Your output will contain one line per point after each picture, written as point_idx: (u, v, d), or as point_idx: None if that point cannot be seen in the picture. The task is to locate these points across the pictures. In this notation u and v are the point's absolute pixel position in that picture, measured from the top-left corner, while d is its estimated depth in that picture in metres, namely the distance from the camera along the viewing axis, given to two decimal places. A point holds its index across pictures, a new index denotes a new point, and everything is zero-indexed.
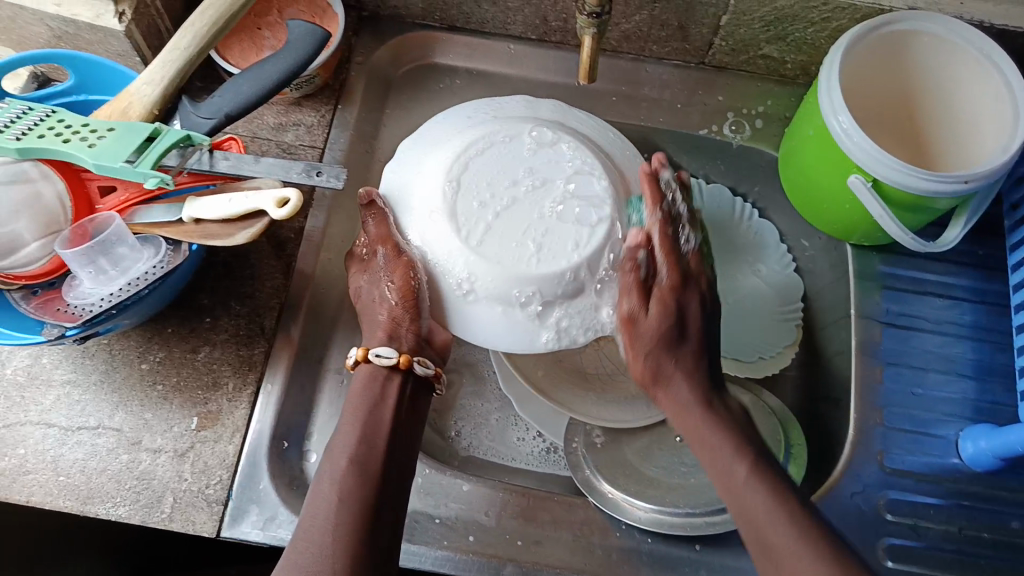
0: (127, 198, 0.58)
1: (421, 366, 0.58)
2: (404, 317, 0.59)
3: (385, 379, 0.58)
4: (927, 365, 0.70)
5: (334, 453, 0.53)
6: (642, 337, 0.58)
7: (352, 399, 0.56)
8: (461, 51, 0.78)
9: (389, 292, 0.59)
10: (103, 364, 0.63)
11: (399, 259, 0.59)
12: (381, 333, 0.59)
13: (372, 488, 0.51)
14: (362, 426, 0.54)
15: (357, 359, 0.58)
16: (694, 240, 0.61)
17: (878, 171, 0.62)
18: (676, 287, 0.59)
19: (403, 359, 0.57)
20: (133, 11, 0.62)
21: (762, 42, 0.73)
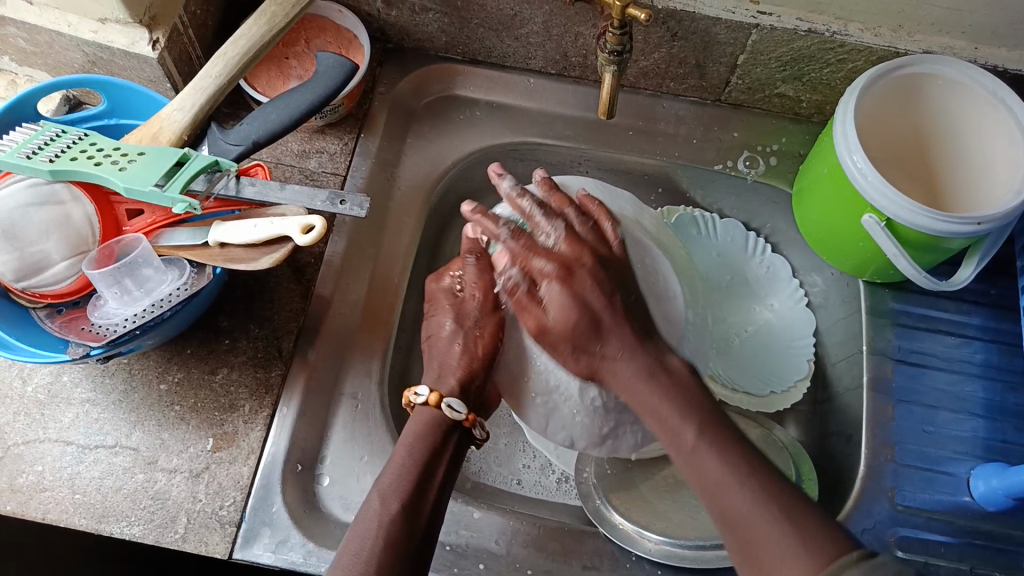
0: (153, 221, 0.60)
1: (453, 411, 0.55)
2: (477, 368, 0.57)
3: (424, 418, 0.55)
4: (938, 403, 0.70)
5: (386, 493, 0.51)
6: (547, 331, 0.54)
7: (409, 439, 0.54)
8: (482, 84, 0.80)
9: (458, 346, 0.58)
10: (123, 383, 0.64)
11: (492, 314, 0.58)
12: (455, 380, 0.57)
13: (418, 533, 0.50)
14: (415, 471, 0.52)
15: (426, 402, 0.56)
16: (559, 229, 0.56)
17: (893, 211, 0.63)
18: (562, 267, 0.54)
19: (468, 417, 0.56)
20: (166, 39, 0.64)
21: (778, 81, 0.75)
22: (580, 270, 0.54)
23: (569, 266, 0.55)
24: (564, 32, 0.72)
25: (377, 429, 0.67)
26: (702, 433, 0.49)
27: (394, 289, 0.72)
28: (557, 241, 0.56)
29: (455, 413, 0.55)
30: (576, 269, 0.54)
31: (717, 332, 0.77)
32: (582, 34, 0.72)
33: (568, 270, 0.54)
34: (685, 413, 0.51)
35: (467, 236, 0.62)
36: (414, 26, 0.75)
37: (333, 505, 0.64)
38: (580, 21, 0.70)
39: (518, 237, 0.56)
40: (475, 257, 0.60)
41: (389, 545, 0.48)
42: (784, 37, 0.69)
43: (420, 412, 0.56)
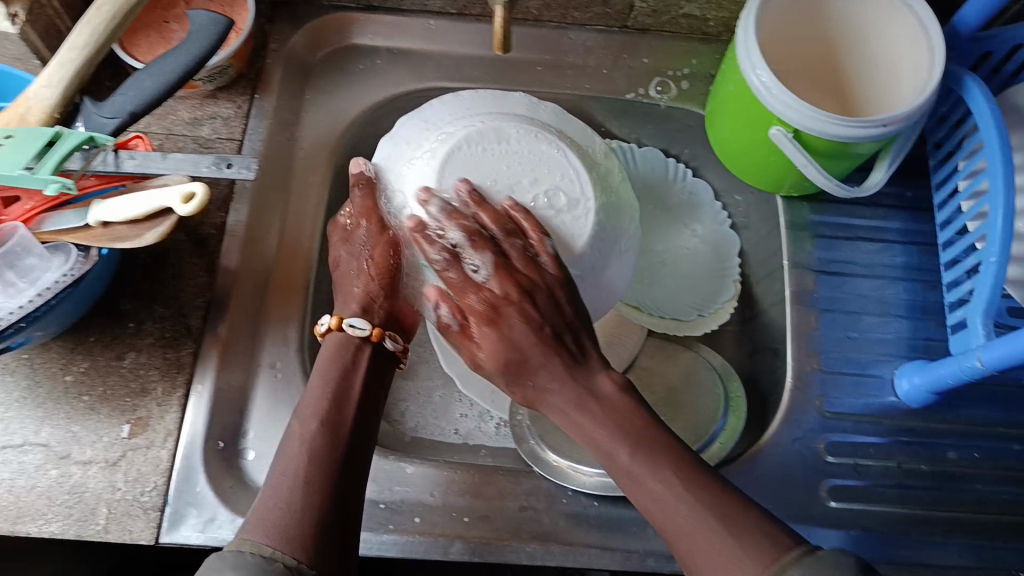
0: (33, 207, 0.54)
1: (353, 327, 0.58)
2: (375, 289, 0.61)
3: (334, 342, 0.58)
4: (860, 308, 0.70)
5: (305, 416, 0.53)
6: (482, 367, 0.56)
7: (320, 363, 0.57)
8: (380, 30, 0.76)
9: (366, 263, 0.62)
10: (25, 378, 0.61)
11: (382, 236, 0.61)
12: (355, 304, 0.61)
13: (342, 446, 0.52)
14: (333, 389, 0.55)
15: (330, 327, 0.59)
16: (491, 261, 0.56)
17: (798, 121, 0.61)
18: (511, 368, 0.55)
19: (375, 332, 0.59)
20: (27, 12, 0.59)
21: (683, 1, 0.72)
22: (508, 310, 0.55)
23: (489, 319, 0.55)
24: None
25: (300, 397, 0.66)
26: (637, 453, 0.51)
27: (305, 253, 0.70)
28: (487, 277, 0.56)
29: (357, 329, 0.58)
30: (505, 308, 0.55)
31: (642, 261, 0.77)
32: None
33: (496, 311, 0.55)
34: (607, 454, 0.53)
35: (352, 170, 0.62)
36: None
37: (260, 477, 0.63)
38: None
39: (439, 291, 0.56)
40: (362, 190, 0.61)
41: (311, 457, 0.50)
42: None
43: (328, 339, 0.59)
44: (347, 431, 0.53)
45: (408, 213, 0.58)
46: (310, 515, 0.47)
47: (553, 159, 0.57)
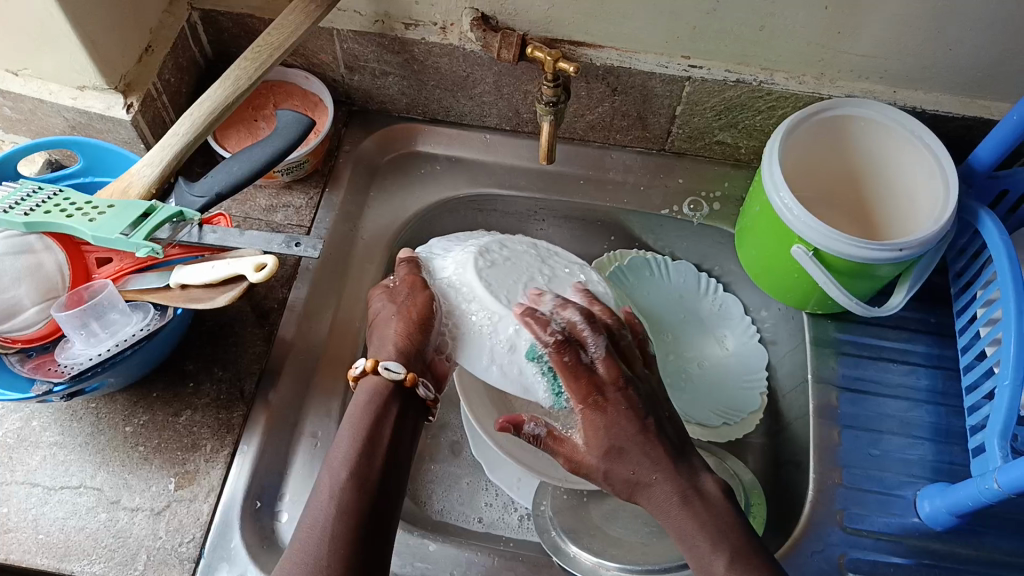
0: (123, 266, 0.63)
1: (390, 371, 0.57)
2: (413, 332, 0.61)
3: (371, 391, 0.58)
4: (885, 428, 0.72)
5: (335, 466, 0.54)
6: (584, 466, 0.58)
7: (357, 407, 0.57)
8: (441, 141, 0.85)
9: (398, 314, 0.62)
10: (89, 427, 0.67)
11: (422, 292, 0.63)
12: (390, 347, 0.60)
13: (371, 494, 0.53)
14: (363, 434, 0.55)
15: (365, 369, 0.58)
16: (603, 346, 0.60)
17: (819, 242, 0.66)
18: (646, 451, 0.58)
19: (410, 376, 0.58)
20: (140, 103, 0.69)
21: (716, 129, 0.79)
22: (611, 397, 0.59)
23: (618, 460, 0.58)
24: (513, 90, 0.78)
25: None
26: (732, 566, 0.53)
27: (355, 331, 0.75)
28: (597, 357, 0.60)
29: (392, 373, 0.57)
30: (609, 394, 0.59)
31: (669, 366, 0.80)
32: (530, 91, 0.77)
33: (601, 397, 0.58)
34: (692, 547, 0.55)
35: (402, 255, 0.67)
36: (376, 89, 0.82)
37: None
38: (526, 79, 0.76)
39: (557, 346, 0.60)
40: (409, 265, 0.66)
41: (340, 509, 0.51)
42: (715, 88, 0.74)
43: (370, 382, 0.58)
44: (372, 480, 0.54)
45: (444, 271, 0.66)
46: (332, 570, 0.49)
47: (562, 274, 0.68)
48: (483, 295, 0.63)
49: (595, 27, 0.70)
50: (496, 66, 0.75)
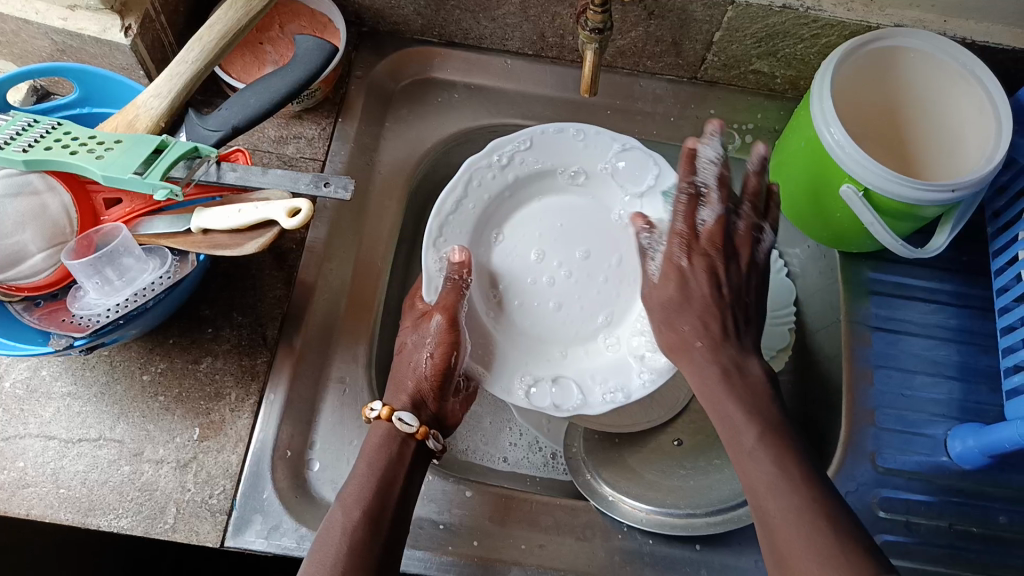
0: (132, 209, 0.59)
1: (403, 423, 0.58)
2: (430, 393, 0.61)
3: (380, 432, 0.59)
4: (914, 368, 0.72)
5: (347, 503, 0.54)
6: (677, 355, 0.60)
7: (371, 450, 0.58)
8: (459, 66, 0.79)
9: (425, 358, 0.61)
10: (104, 376, 0.63)
11: (449, 330, 0.61)
12: (405, 397, 0.60)
13: (382, 538, 0.53)
14: (378, 477, 0.56)
15: (380, 416, 0.58)
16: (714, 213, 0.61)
17: (870, 182, 0.63)
18: (714, 339, 0.57)
19: (421, 429, 0.59)
20: (138, 25, 0.63)
21: (753, 58, 0.76)
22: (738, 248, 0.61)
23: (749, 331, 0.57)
24: (540, 12, 0.72)
25: (366, 414, 0.67)
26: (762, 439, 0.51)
27: (378, 273, 0.72)
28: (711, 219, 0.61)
29: (405, 425, 0.58)
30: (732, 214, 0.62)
31: None
32: (559, 14, 0.72)
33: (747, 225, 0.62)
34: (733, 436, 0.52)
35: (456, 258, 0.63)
36: (390, 9, 0.75)
37: (324, 490, 0.64)
38: (557, 1, 0.71)
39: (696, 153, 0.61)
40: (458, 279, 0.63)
41: (352, 547, 0.51)
42: (759, 14, 0.70)
43: (377, 426, 0.59)
44: (385, 520, 0.54)
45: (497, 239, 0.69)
46: None
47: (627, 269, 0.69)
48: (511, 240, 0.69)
49: None
50: None
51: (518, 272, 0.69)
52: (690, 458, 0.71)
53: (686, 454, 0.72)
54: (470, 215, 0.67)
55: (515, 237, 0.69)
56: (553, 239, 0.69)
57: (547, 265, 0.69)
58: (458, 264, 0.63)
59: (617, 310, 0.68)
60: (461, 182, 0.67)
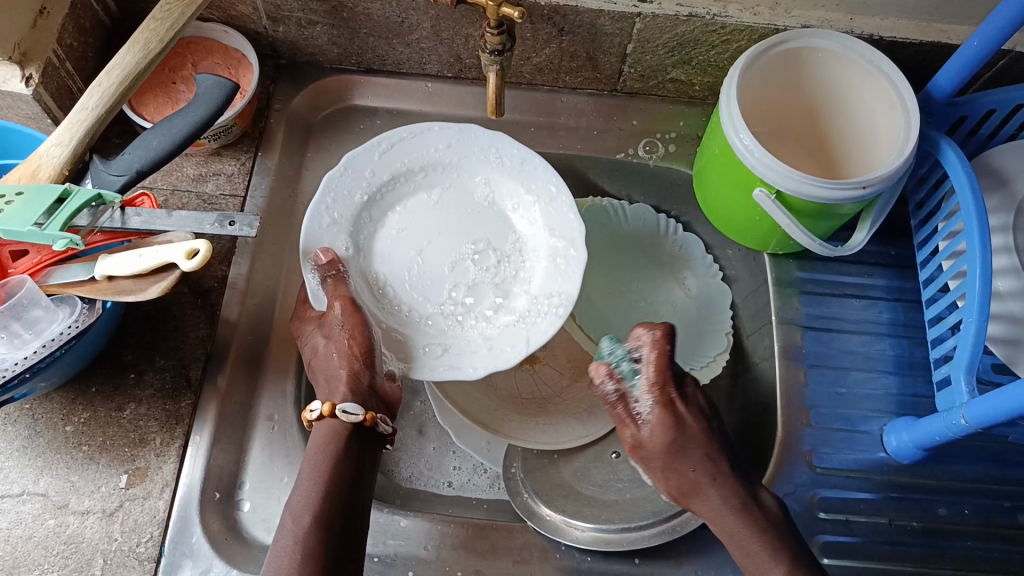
0: (40, 260, 0.58)
1: (347, 413, 0.61)
2: (359, 369, 0.64)
3: (324, 431, 0.61)
4: (848, 364, 0.72)
5: (297, 509, 0.56)
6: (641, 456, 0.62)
7: (315, 452, 0.60)
8: (380, 92, 0.79)
9: (338, 347, 0.64)
10: (26, 429, 0.62)
11: (354, 314, 0.64)
12: (342, 387, 0.63)
13: (332, 540, 0.55)
14: (324, 481, 0.58)
15: (323, 414, 0.61)
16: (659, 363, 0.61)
17: (783, 185, 0.63)
18: (704, 461, 0.61)
19: (367, 416, 0.61)
20: (41, 74, 0.63)
21: (669, 67, 0.76)
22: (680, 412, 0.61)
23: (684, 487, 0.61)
24: (453, 35, 0.73)
25: (296, 449, 0.66)
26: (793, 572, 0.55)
27: None
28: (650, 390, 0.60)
29: (350, 415, 0.61)
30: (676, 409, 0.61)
31: (619, 321, 0.77)
32: (471, 35, 0.72)
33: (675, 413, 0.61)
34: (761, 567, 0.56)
35: (321, 259, 0.64)
36: (304, 40, 0.75)
37: (256, 530, 0.63)
38: (467, 23, 0.71)
39: (333, 267, 0.64)
40: (333, 279, 0.64)
41: (303, 558, 0.54)
42: (667, 23, 0.70)
43: (319, 426, 0.61)
44: (335, 520, 0.57)
45: (395, 230, 0.70)
46: None
47: (490, 234, 0.71)
48: (411, 234, 0.70)
49: None
50: (434, 10, 0.69)
51: (397, 268, 0.69)
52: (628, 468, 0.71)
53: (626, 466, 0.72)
54: (347, 218, 0.67)
55: (403, 228, 0.70)
56: (443, 231, 0.70)
57: (431, 250, 0.69)
58: (328, 263, 0.64)
59: (502, 283, 0.69)
60: (328, 191, 0.66)
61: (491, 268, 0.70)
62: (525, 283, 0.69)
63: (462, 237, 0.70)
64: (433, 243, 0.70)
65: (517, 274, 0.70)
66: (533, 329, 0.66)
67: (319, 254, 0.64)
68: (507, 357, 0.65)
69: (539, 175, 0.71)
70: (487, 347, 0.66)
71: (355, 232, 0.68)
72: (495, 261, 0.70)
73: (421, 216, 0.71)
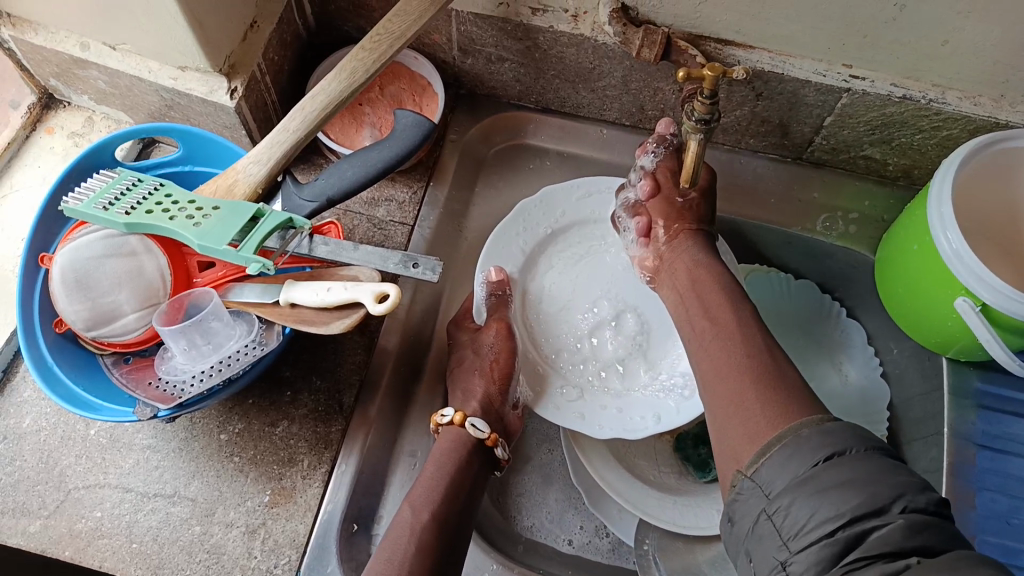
0: (223, 275, 0.59)
1: (475, 428, 0.61)
2: (495, 391, 0.65)
3: (451, 438, 0.61)
4: (1020, 493, 0.66)
5: (418, 504, 0.56)
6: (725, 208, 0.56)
7: (439, 455, 0.60)
8: (554, 133, 0.78)
9: (485, 361, 0.66)
10: (183, 432, 0.64)
11: (506, 339, 0.66)
12: (476, 403, 0.64)
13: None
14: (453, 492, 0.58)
15: (452, 421, 0.62)
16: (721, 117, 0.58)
17: (989, 297, 0.59)
18: None
19: (491, 436, 0.62)
20: (244, 88, 0.63)
21: (865, 144, 0.72)
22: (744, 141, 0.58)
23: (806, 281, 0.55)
24: (642, 86, 0.70)
25: None
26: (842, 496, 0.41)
27: None
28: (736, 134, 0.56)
29: (477, 430, 0.61)
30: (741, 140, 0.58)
31: None
32: (661, 89, 0.70)
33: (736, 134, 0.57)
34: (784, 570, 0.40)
35: (490, 279, 0.67)
36: (489, 74, 0.74)
37: None
38: (660, 77, 0.68)
39: (497, 282, 0.67)
40: (495, 298, 0.67)
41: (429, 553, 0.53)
42: (876, 103, 0.66)
43: (446, 432, 0.62)
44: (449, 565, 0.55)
45: (564, 270, 0.70)
46: None
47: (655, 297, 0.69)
48: (580, 277, 0.70)
49: (751, 26, 0.62)
50: (629, 61, 0.67)
51: (557, 303, 0.69)
52: None
53: None
54: (528, 248, 0.70)
55: (574, 267, 0.70)
56: (605, 284, 0.70)
57: (593, 296, 0.69)
58: (496, 283, 0.67)
59: (654, 349, 0.67)
60: (517, 219, 0.70)
61: (647, 329, 0.68)
62: (675, 357, 0.67)
63: (625, 291, 0.69)
64: (593, 293, 0.69)
65: (668, 347, 0.68)
66: (669, 405, 0.65)
67: (491, 271, 0.67)
68: (635, 427, 0.64)
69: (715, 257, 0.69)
70: (619, 412, 0.65)
71: (527, 258, 0.70)
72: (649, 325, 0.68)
73: (593, 262, 0.71)
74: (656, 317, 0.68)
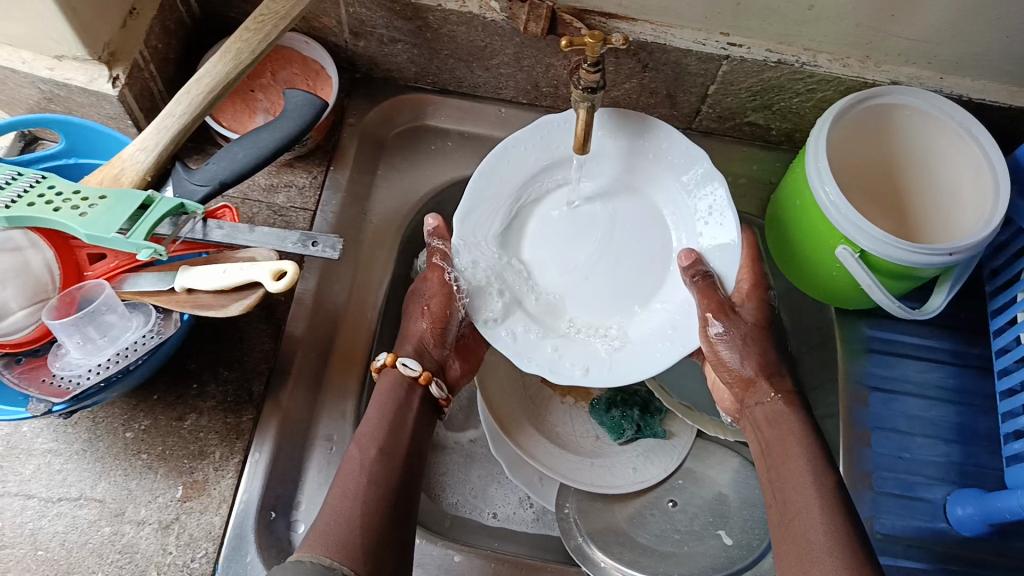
0: (116, 265, 0.58)
1: (406, 367, 0.63)
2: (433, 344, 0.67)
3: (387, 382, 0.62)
4: (911, 429, 0.71)
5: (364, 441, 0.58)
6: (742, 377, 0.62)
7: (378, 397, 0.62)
8: (452, 113, 0.79)
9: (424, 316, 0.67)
10: (86, 433, 0.62)
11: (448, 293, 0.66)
12: (410, 348, 0.66)
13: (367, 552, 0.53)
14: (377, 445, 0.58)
15: (385, 363, 0.63)
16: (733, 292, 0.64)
17: (868, 243, 0.63)
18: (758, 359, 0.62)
19: (422, 375, 0.63)
20: (127, 75, 0.62)
21: (748, 110, 0.76)
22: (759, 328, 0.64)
23: (766, 372, 0.62)
24: (535, 63, 0.72)
25: None
26: None
27: (366, 326, 0.71)
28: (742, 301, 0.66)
29: (408, 369, 0.63)
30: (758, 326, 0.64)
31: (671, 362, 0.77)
32: (553, 65, 0.71)
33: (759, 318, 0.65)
34: None
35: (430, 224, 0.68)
36: (384, 57, 0.75)
37: None
38: (551, 53, 0.70)
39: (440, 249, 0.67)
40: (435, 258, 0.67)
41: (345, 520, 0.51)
42: (754, 69, 0.70)
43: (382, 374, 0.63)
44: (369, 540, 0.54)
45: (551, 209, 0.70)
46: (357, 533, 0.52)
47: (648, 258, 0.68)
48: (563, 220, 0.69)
49: None
50: (519, 38, 0.68)
51: (537, 240, 0.69)
52: (685, 518, 0.70)
53: (681, 514, 0.70)
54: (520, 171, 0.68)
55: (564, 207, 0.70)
56: (594, 246, 0.68)
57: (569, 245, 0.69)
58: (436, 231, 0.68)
59: (616, 300, 0.67)
60: (525, 135, 0.67)
61: (613, 281, 0.68)
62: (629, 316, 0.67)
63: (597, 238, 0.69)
64: (566, 239, 0.69)
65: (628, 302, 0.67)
66: (601, 355, 0.64)
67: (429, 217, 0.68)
68: (563, 370, 0.63)
69: (727, 257, 0.64)
70: (555, 352, 0.64)
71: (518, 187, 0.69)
72: (640, 299, 0.67)
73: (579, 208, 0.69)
74: (635, 277, 0.68)
